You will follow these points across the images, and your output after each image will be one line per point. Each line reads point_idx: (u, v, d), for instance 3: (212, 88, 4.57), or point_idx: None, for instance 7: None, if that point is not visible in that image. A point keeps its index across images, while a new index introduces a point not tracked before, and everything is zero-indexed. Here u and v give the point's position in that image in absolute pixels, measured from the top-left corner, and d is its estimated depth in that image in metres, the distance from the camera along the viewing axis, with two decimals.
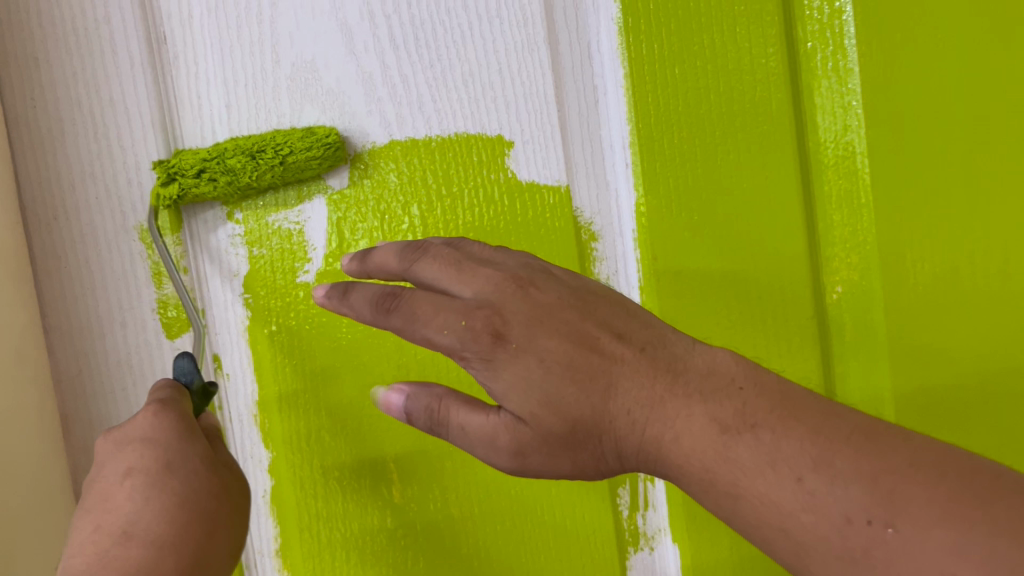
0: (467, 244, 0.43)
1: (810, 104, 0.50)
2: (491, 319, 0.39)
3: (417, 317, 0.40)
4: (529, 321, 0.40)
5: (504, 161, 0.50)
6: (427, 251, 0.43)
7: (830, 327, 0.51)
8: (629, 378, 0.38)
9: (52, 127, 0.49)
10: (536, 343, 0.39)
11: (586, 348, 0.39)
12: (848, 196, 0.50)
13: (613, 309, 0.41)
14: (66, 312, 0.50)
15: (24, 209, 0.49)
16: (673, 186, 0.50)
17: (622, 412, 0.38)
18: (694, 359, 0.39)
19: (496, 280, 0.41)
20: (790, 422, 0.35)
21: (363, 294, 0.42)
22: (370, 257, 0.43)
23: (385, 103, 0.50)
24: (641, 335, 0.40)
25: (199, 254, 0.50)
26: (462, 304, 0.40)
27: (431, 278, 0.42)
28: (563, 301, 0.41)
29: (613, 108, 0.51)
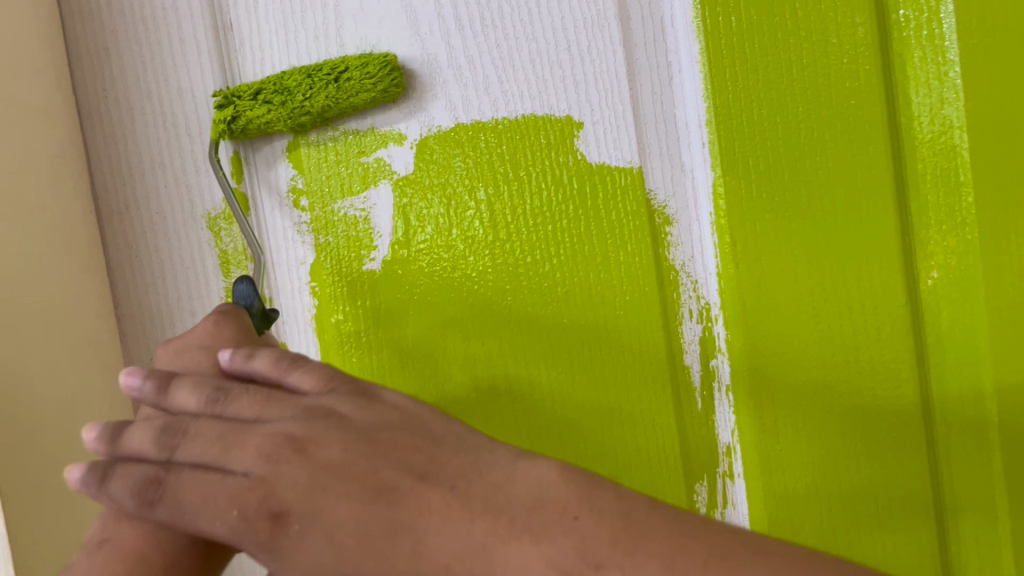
0: (240, 400, 0.35)
1: (903, 77, 0.47)
2: (269, 496, 0.30)
3: (184, 513, 0.32)
4: (308, 490, 0.30)
5: (572, 142, 0.48)
6: (188, 429, 0.34)
7: (924, 316, 0.48)
8: (438, 531, 0.29)
9: (122, 117, 0.49)
10: (321, 517, 0.30)
11: (380, 509, 0.30)
12: (945, 174, 0.47)
13: (409, 440, 0.33)
14: (138, 301, 0.51)
15: (97, 199, 0.50)
16: (753, 165, 0.47)
17: (439, 569, 0.29)
18: (516, 487, 0.30)
19: (271, 441, 0.32)
20: (637, 553, 0.28)
21: (124, 480, 0.33)
22: (126, 440, 0.34)
23: (450, 85, 0.48)
24: (450, 470, 0.31)
25: (258, 188, 0.50)
26: (233, 484, 0.31)
27: (198, 457, 0.33)
28: (349, 452, 0.32)
29: (689, 85, 0.48)
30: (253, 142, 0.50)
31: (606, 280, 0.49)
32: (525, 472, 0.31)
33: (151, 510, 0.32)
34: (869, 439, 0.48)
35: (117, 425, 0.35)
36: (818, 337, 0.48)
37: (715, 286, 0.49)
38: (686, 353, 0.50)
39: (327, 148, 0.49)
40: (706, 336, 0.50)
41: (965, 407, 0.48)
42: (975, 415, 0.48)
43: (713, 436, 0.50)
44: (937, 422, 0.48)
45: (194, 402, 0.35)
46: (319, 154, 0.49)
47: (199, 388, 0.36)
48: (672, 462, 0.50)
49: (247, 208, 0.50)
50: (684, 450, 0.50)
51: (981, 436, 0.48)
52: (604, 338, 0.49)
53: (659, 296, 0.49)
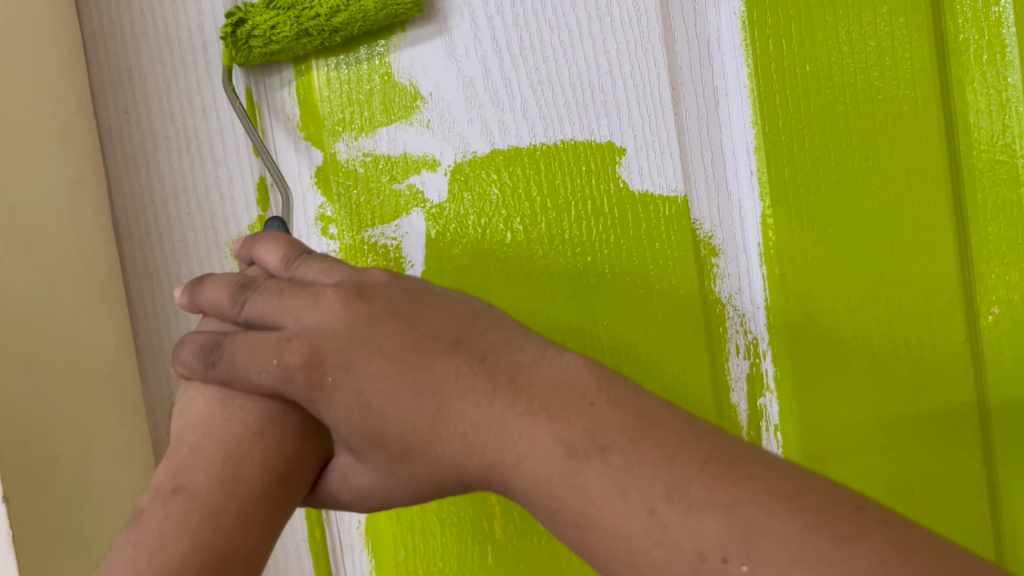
0: (309, 261, 0.38)
1: (961, 102, 0.45)
2: (304, 349, 0.35)
3: (239, 367, 0.36)
4: (346, 343, 0.34)
5: (614, 169, 0.46)
6: (253, 288, 0.38)
7: (985, 353, 0.45)
8: (461, 398, 0.33)
9: (145, 141, 0.48)
10: (352, 370, 0.34)
11: (411, 366, 0.34)
12: (1007, 205, 0.44)
13: (449, 314, 0.36)
14: (157, 333, 0.49)
15: (117, 226, 0.48)
16: (804, 194, 0.45)
17: (457, 434, 0.33)
18: (542, 371, 0.33)
19: (316, 297, 0.36)
20: (643, 443, 0.30)
21: (194, 343, 0.38)
22: (203, 294, 0.39)
23: (487, 109, 0.46)
24: (483, 342, 0.35)
25: (268, 116, 0.48)
26: (277, 338, 0.35)
27: (258, 315, 0.37)
28: (389, 309, 0.36)
29: (736, 110, 0.46)
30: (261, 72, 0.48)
31: (650, 316, 0.46)
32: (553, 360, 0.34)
33: (214, 366, 0.37)
34: (920, 425, 0.46)
35: (199, 279, 0.40)
36: (874, 374, 0.46)
37: (763, 320, 0.47)
38: (732, 391, 0.47)
39: (356, 168, 0.47)
40: (753, 372, 0.47)
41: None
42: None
43: None
44: (997, 441, 0.45)
45: (272, 260, 0.39)
46: (347, 176, 0.48)
47: (280, 247, 0.39)
48: None
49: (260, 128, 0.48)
50: None
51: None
52: (645, 376, 0.47)
53: (704, 331, 0.47)
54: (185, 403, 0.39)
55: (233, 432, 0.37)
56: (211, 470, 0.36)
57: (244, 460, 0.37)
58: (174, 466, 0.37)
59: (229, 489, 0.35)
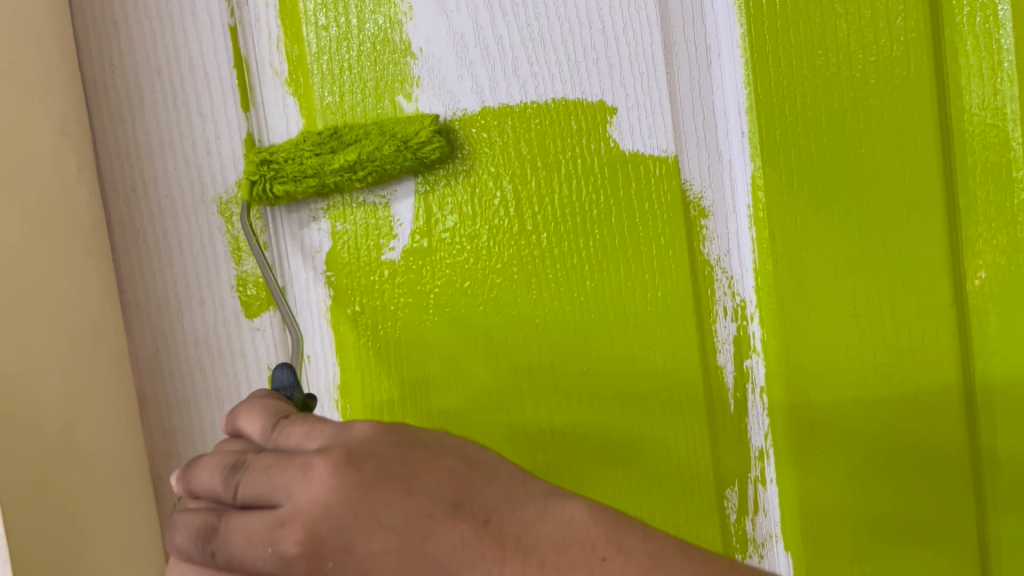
0: (293, 423, 0.34)
1: (954, 65, 0.45)
2: (300, 534, 0.30)
3: (236, 556, 0.32)
4: (340, 519, 0.30)
5: (605, 129, 0.46)
6: (240, 465, 0.33)
7: (970, 316, 0.46)
8: (470, 568, 0.30)
9: (131, 95, 0.47)
10: (355, 551, 0.30)
11: (414, 538, 0.30)
12: (996, 170, 0.45)
13: (444, 468, 0.32)
14: (143, 289, 0.48)
15: (102, 180, 0.47)
16: (795, 156, 0.45)
17: None
18: (547, 526, 0.31)
19: (304, 469, 0.31)
20: None
21: (186, 530, 0.33)
22: (195, 477, 0.34)
23: (477, 66, 0.46)
24: (484, 499, 0.31)
25: (279, 231, 0.48)
26: (268, 518, 0.31)
27: (249, 496, 0.32)
28: (382, 474, 0.31)
29: (729, 70, 0.46)
30: (278, 210, 0.48)
31: (638, 275, 0.46)
32: (554, 509, 0.32)
33: (212, 556, 0.33)
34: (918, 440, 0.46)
35: (190, 460, 0.35)
36: (860, 338, 0.46)
37: (751, 282, 0.47)
38: (719, 353, 0.47)
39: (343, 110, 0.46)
40: (740, 335, 0.47)
41: (1012, 386, 0.46)
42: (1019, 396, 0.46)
43: (746, 441, 0.48)
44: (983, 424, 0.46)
45: (256, 427, 0.35)
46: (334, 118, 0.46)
47: (262, 414, 0.35)
48: (703, 462, 0.47)
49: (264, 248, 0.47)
50: (718, 471, 0.48)
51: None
52: (634, 336, 0.47)
53: (693, 292, 0.46)
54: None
55: None
56: None
57: None
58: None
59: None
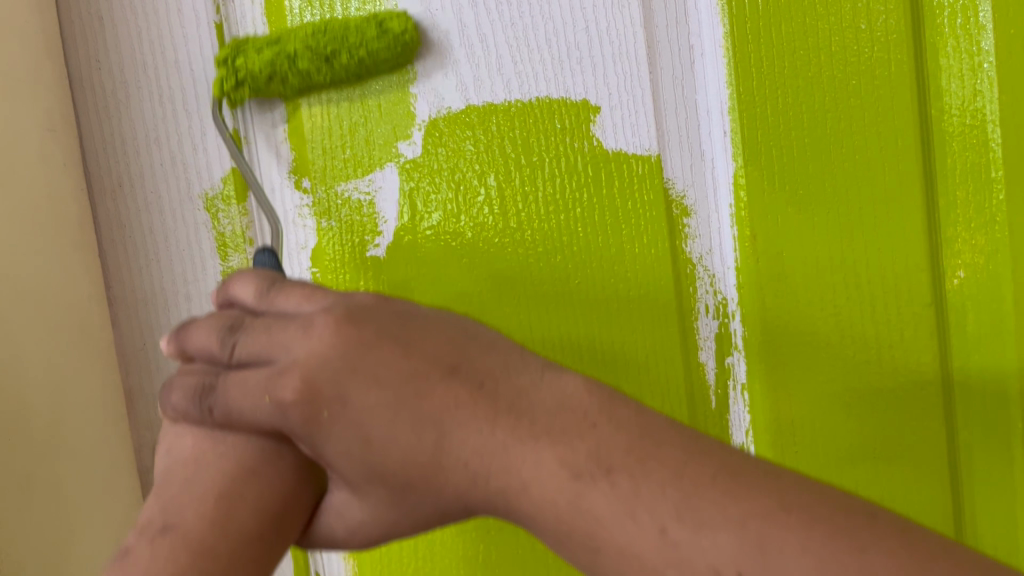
0: (286, 292, 0.36)
1: (935, 66, 0.45)
2: (298, 383, 0.33)
3: (234, 411, 0.35)
4: (338, 370, 0.33)
5: (589, 128, 0.46)
6: (237, 330, 0.36)
7: (949, 315, 0.46)
8: (462, 426, 0.32)
9: (116, 91, 0.47)
10: (348, 403, 0.33)
11: (410, 395, 0.33)
12: (975, 169, 0.45)
13: (442, 337, 0.35)
14: (129, 284, 0.48)
15: (88, 176, 0.47)
16: (776, 156, 0.46)
17: (459, 464, 0.32)
18: (541, 393, 0.33)
19: (306, 326, 0.34)
20: (649, 460, 0.30)
21: (184, 386, 0.36)
22: (189, 339, 0.37)
23: (462, 65, 0.46)
24: (481, 365, 0.33)
25: (257, 138, 0.48)
26: (267, 373, 0.34)
27: (246, 356, 0.35)
28: (382, 334, 0.34)
29: (711, 70, 0.46)
30: (252, 105, 0.47)
31: (620, 273, 0.47)
32: (552, 382, 0.33)
33: (208, 412, 0.36)
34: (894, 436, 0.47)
35: (183, 325, 0.37)
36: (840, 336, 0.46)
37: (733, 281, 0.47)
38: (700, 350, 0.48)
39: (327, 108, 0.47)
40: (722, 332, 0.48)
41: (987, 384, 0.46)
42: (994, 395, 0.46)
43: (727, 436, 0.48)
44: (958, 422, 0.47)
45: (248, 292, 0.37)
46: (318, 117, 0.47)
47: (255, 282, 0.37)
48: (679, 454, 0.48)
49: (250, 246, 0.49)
50: None
51: (1002, 418, 0.47)
52: (617, 333, 0.47)
53: (675, 289, 0.47)
54: (172, 442, 0.37)
55: (224, 471, 0.35)
56: (200, 509, 0.34)
57: (238, 500, 0.35)
58: (163, 502, 0.35)
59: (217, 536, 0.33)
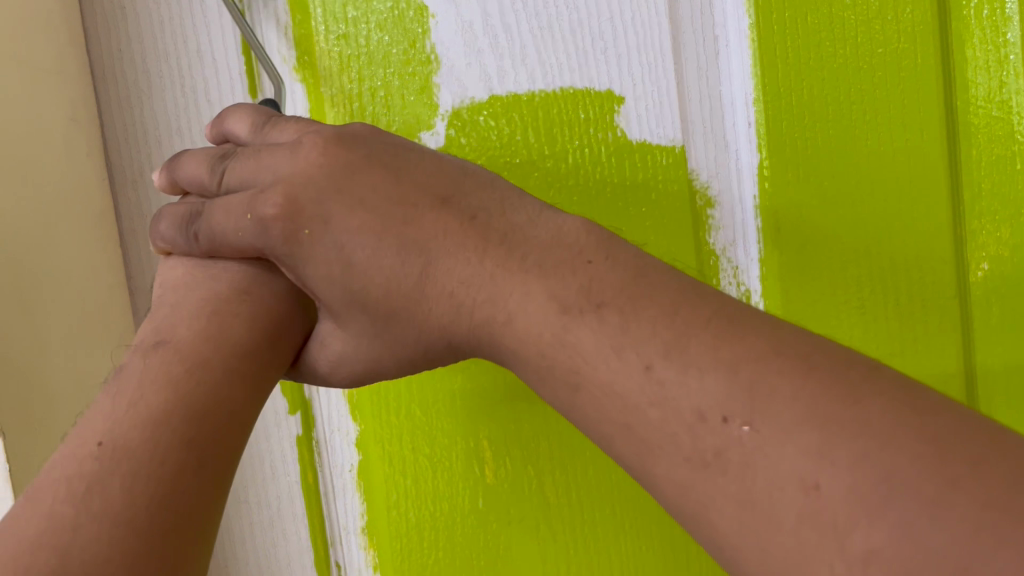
0: (278, 126, 0.40)
1: (961, 59, 0.45)
2: (281, 199, 0.37)
3: (218, 233, 0.39)
4: (326, 190, 0.37)
5: (613, 118, 0.46)
6: (229, 160, 0.40)
7: (973, 308, 0.46)
8: (449, 256, 0.36)
9: (138, 80, 0.47)
10: (330, 223, 0.37)
11: (396, 219, 0.36)
12: (999, 162, 0.45)
13: (433, 169, 0.38)
14: (150, 274, 0.48)
15: (110, 166, 0.47)
16: (802, 148, 0.45)
17: (445, 295, 0.35)
18: (536, 230, 0.36)
19: (294, 149, 0.38)
20: (640, 301, 0.31)
21: (175, 213, 0.41)
22: (183, 170, 0.41)
23: (486, 55, 0.46)
24: (473, 200, 0.37)
25: (260, 14, 0.46)
26: (255, 192, 0.38)
27: (236, 182, 0.39)
28: (370, 159, 0.38)
29: (736, 62, 0.46)
30: None
31: None
32: (547, 220, 0.36)
33: (195, 239, 0.40)
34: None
35: (176, 157, 0.42)
36: (864, 328, 0.46)
37: (757, 273, 0.47)
38: None
39: (347, 98, 0.46)
40: None
41: (1009, 374, 0.46)
42: (1017, 383, 0.47)
43: None
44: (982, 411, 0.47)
45: (242, 128, 0.41)
46: (340, 107, 0.47)
47: (249, 116, 0.41)
48: None
49: None
50: None
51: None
52: None
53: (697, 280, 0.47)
54: (163, 276, 0.42)
55: (214, 292, 0.40)
56: (193, 324, 0.38)
57: (229, 315, 0.39)
58: (156, 324, 0.39)
59: (205, 349, 0.37)
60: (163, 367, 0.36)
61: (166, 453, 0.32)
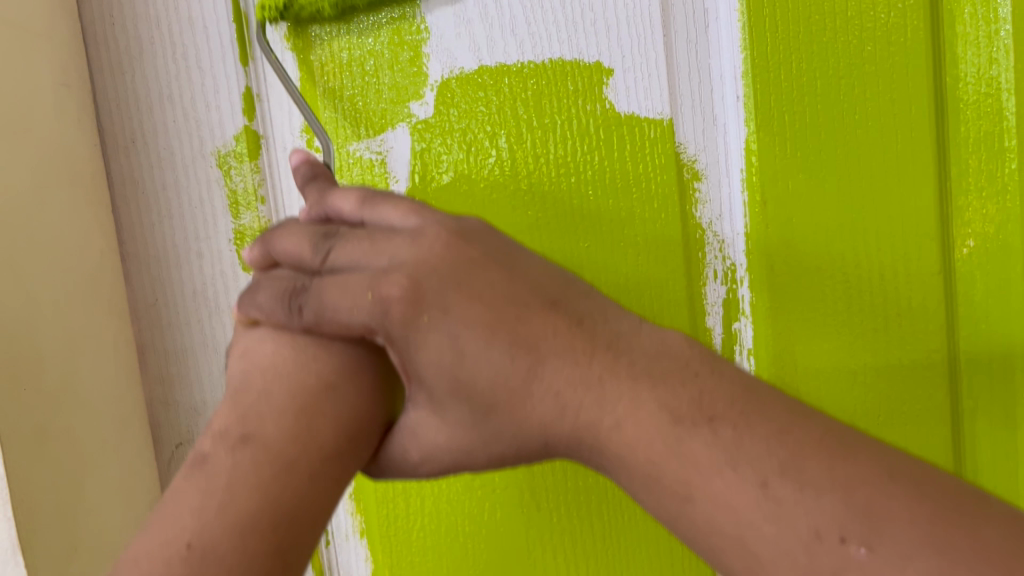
0: (389, 202, 0.38)
1: (951, 34, 0.45)
2: (403, 283, 0.34)
3: (328, 309, 0.35)
4: (446, 282, 0.34)
5: (601, 90, 0.46)
6: (338, 238, 0.37)
7: (957, 284, 0.46)
8: (558, 356, 0.33)
9: (129, 48, 0.47)
10: (449, 313, 0.34)
11: (510, 317, 0.34)
12: (988, 138, 0.45)
13: (544, 270, 0.37)
14: (143, 241, 0.49)
15: (102, 133, 0.48)
16: (789, 121, 0.45)
17: (548, 394, 0.33)
18: (638, 339, 0.34)
19: (415, 237, 0.35)
20: (753, 417, 0.31)
21: (278, 288, 0.38)
22: (279, 243, 0.38)
23: (475, 25, 0.46)
24: (578, 305, 0.35)
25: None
26: (368, 275, 0.35)
27: (346, 262, 0.36)
28: (489, 257, 0.36)
29: (726, 36, 0.46)
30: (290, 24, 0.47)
31: (629, 237, 0.47)
32: (650, 331, 0.35)
33: (298, 313, 0.37)
34: (904, 405, 0.47)
35: (270, 230, 0.39)
36: (848, 302, 0.47)
37: (742, 247, 0.47)
38: (708, 315, 0.48)
39: (337, 67, 0.47)
40: (730, 298, 0.48)
41: (995, 367, 0.47)
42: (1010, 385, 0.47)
43: None
44: (963, 393, 0.47)
45: (344, 204, 0.38)
46: (331, 76, 0.47)
47: (355, 193, 0.38)
48: None
49: (261, 204, 0.49)
50: None
51: (1008, 397, 0.47)
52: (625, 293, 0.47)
53: (683, 255, 0.47)
54: (249, 348, 0.40)
55: (305, 382, 0.38)
56: (281, 421, 0.37)
57: (318, 414, 0.37)
58: (240, 410, 0.37)
59: (302, 446, 0.36)
60: (252, 472, 0.35)
61: (254, 560, 0.32)
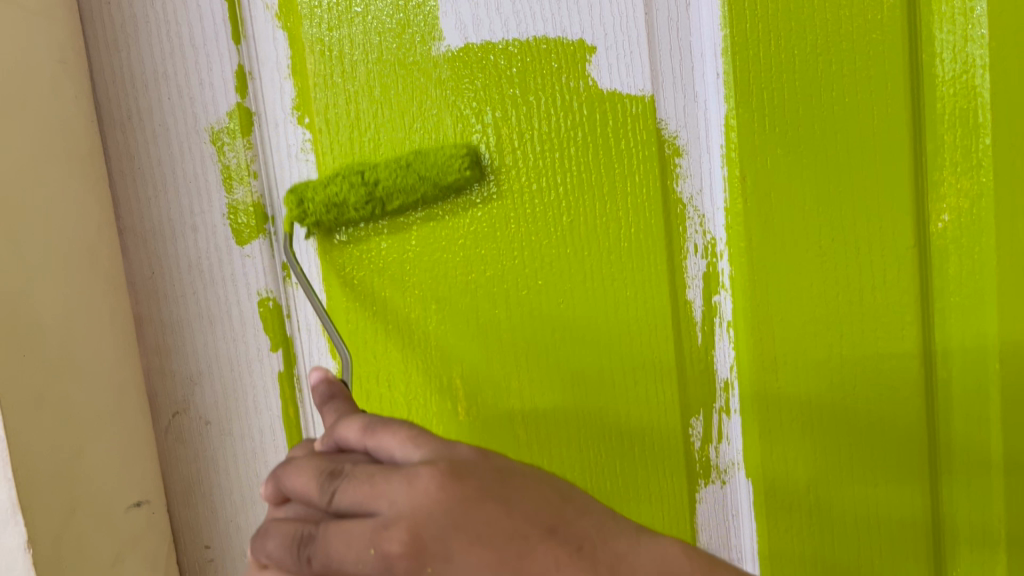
0: (390, 430, 0.35)
1: (927, 11, 0.46)
2: (404, 536, 0.32)
3: (336, 562, 0.32)
4: (447, 525, 0.32)
5: (584, 67, 0.47)
6: (342, 477, 0.34)
7: (932, 258, 0.48)
8: None
9: (125, 25, 0.48)
10: (453, 560, 0.32)
11: (511, 556, 0.33)
12: (963, 116, 0.46)
13: (540, 494, 0.35)
14: (139, 215, 0.50)
15: (99, 109, 0.49)
16: (768, 97, 0.46)
17: None
18: (639, 557, 0.35)
19: (411, 477, 0.33)
20: None
21: (284, 533, 0.34)
22: (287, 481, 0.35)
23: (461, 3, 0.47)
24: (576, 529, 0.35)
25: None
26: (371, 525, 0.32)
27: (351, 505, 0.33)
28: (484, 490, 0.34)
29: (706, 15, 0.47)
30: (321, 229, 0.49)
31: (612, 213, 0.48)
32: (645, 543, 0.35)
33: (306, 564, 0.33)
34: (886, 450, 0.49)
35: (279, 467, 0.36)
36: (823, 277, 0.48)
37: (721, 221, 0.48)
38: (688, 287, 0.49)
39: (324, 43, 0.48)
40: (709, 271, 0.49)
41: (967, 358, 0.48)
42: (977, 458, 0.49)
43: (712, 371, 0.50)
44: (940, 417, 0.49)
45: (348, 433, 0.36)
46: (319, 53, 0.48)
47: (357, 422, 0.36)
48: (669, 399, 0.50)
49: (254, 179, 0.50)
50: (683, 403, 0.50)
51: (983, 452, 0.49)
52: (606, 268, 0.48)
53: (664, 229, 0.48)
54: None
55: None
56: None
57: None
58: None
59: None
60: None
61: None
